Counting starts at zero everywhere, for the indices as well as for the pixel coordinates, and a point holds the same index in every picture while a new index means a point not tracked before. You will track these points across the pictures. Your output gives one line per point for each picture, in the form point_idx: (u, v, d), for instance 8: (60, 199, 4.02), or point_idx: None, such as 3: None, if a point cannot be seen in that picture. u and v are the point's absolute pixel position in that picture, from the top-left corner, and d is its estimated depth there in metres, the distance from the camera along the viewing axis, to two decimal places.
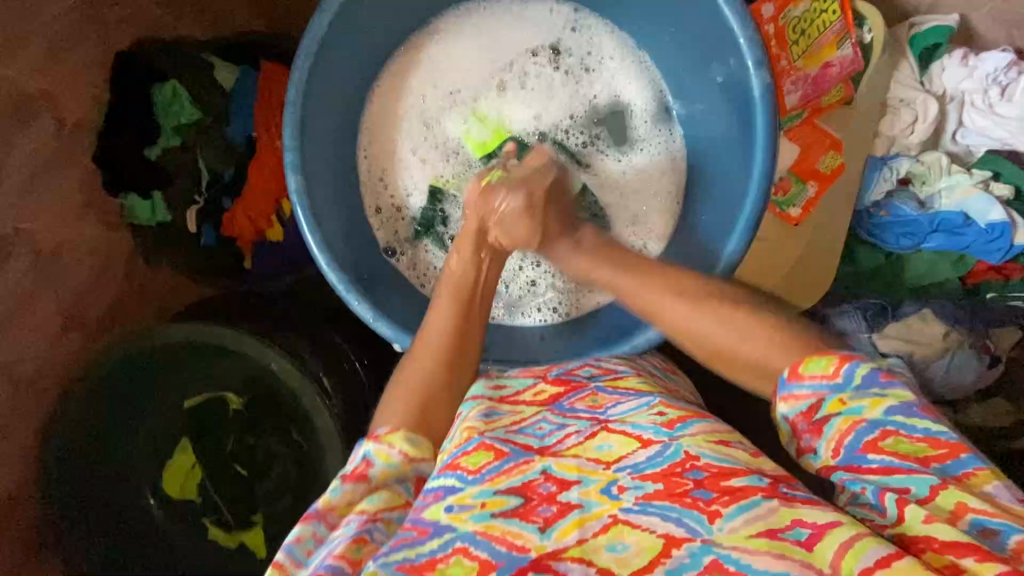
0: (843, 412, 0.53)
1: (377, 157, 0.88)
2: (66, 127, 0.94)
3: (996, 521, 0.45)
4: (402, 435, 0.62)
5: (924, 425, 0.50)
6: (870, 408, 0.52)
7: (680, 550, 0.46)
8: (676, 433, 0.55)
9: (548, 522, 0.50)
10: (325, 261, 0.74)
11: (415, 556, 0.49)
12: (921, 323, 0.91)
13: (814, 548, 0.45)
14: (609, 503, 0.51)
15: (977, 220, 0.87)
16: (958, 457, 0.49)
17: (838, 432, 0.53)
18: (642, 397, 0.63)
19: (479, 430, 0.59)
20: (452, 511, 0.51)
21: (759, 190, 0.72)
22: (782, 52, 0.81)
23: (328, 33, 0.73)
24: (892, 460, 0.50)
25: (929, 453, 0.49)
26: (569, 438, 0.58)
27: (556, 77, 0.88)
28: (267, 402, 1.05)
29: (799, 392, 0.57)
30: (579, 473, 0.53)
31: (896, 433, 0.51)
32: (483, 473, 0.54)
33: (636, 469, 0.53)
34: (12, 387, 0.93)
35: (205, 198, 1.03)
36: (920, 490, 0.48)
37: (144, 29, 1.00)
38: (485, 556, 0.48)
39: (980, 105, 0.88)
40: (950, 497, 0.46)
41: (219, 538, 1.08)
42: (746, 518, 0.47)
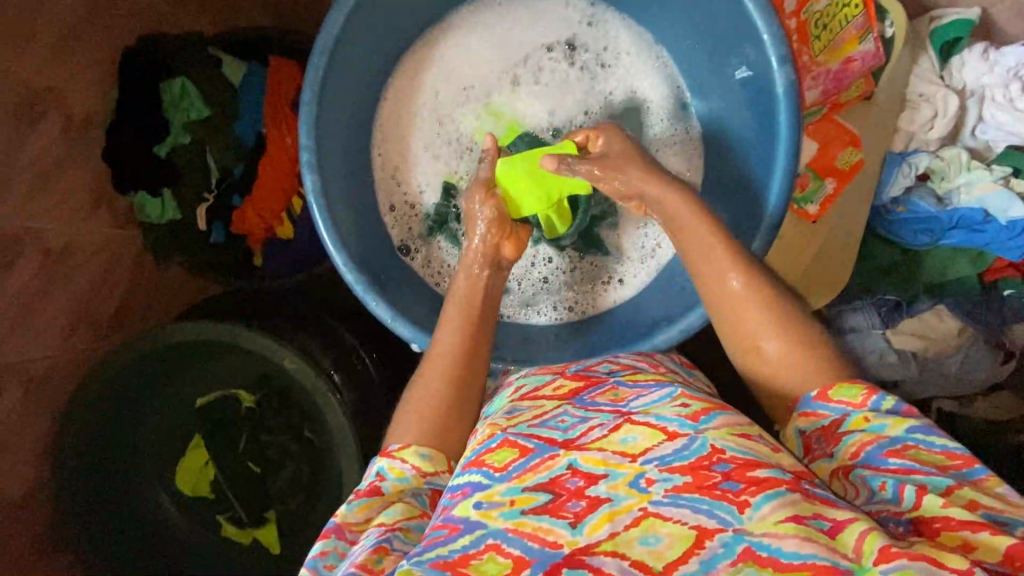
0: (867, 427, 0.54)
1: (390, 154, 0.87)
2: (75, 124, 0.93)
3: (1007, 515, 0.46)
4: (413, 449, 0.62)
5: (942, 441, 0.52)
6: (891, 425, 0.54)
7: (713, 541, 0.46)
8: (701, 426, 0.54)
9: (578, 517, 0.50)
10: (342, 260, 0.74)
11: (448, 553, 0.49)
12: (934, 318, 0.92)
13: (836, 536, 0.45)
14: (638, 496, 0.50)
15: (997, 216, 0.87)
16: (973, 465, 0.50)
17: (859, 442, 0.54)
18: (664, 389, 0.62)
19: (502, 427, 0.60)
20: (481, 508, 0.52)
21: (780, 191, 0.71)
22: (804, 47, 0.79)
23: (344, 30, 0.72)
24: (913, 463, 0.51)
25: (946, 463, 0.51)
26: (593, 431, 0.57)
27: (572, 73, 0.87)
28: (281, 402, 1.06)
29: (821, 411, 0.58)
30: (606, 466, 0.53)
31: (916, 447, 0.52)
32: (509, 470, 0.54)
33: (663, 461, 0.52)
34: (24, 388, 0.92)
35: (215, 195, 1.02)
36: (937, 485, 0.49)
37: (151, 24, 0.99)
38: (518, 553, 0.48)
39: (1000, 100, 0.87)
40: (965, 493, 0.48)
41: (232, 534, 1.09)
42: (773, 505, 0.46)
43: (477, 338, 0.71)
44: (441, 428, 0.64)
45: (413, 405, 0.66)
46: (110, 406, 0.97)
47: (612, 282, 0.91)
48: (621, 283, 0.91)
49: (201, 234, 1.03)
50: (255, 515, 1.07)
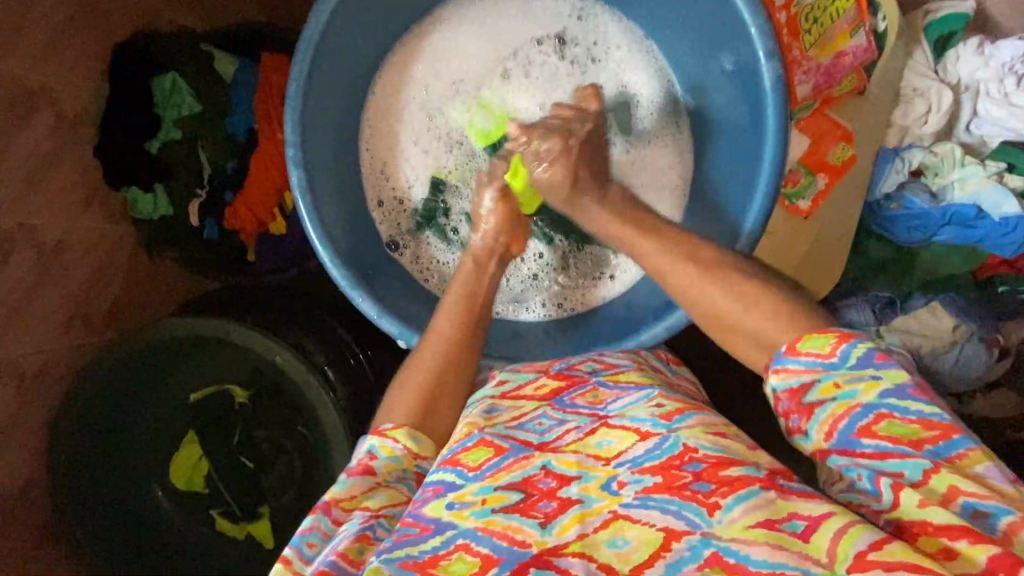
0: (837, 396, 0.51)
1: (379, 149, 0.87)
2: (66, 121, 0.93)
3: (987, 503, 0.44)
4: (405, 431, 0.62)
5: (918, 407, 0.48)
6: (864, 391, 0.50)
7: (680, 543, 0.46)
8: (674, 425, 0.54)
9: (548, 518, 0.50)
10: (328, 256, 0.74)
11: (417, 553, 0.49)
12: (930, 315, 0.90)
13: (811, 539, 0.44)
14: (609, 498, 0.51)
15: (990, 213, 0.86)
16: (950, 438, 0.47)
17: (832, 416, 0.51)
18: (642, 390, 0.62)
19: (480, 426, 0.60)
20: (453, 509, 0.52)
21: (768, 186, 0.71)
22: (793, 42, 0.77)
23: (329, 24, 0.72)
24: (888, 445, 0.48)
25: (923, 435, 0.47)
26: (568, 434, 0.58)
27: (562, 67, 0.86)
28: (273, 399, 1.06)
29: (792, 367, 0.55)
30: (579, 468, 0.54)
31: (889, 416, 0.49)
32: (483, 470, 0.54)
33: (636, 463, 0.53)
34: (18, 385, 0.93)
35: (208, 190, 1.03)
36: (913, 473, 0.46)
37: (142, 19, 0.99)
38: (486, 552, 0.48)
39: (995, 94, 0.86)
40: (942, 480, 0.45)
41: (225, 529, 1.10)
42: (744, 508, 0.46)
43: (460, 336, 0.71)
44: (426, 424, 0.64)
45: (398, 399, 0.66)
46: (104, 401, 0.97)
47: (602, 278, 0.91)
48: (612, 279, 0.91)
49: (194, 231, 1.04)
50: (249, 510, 1.08)
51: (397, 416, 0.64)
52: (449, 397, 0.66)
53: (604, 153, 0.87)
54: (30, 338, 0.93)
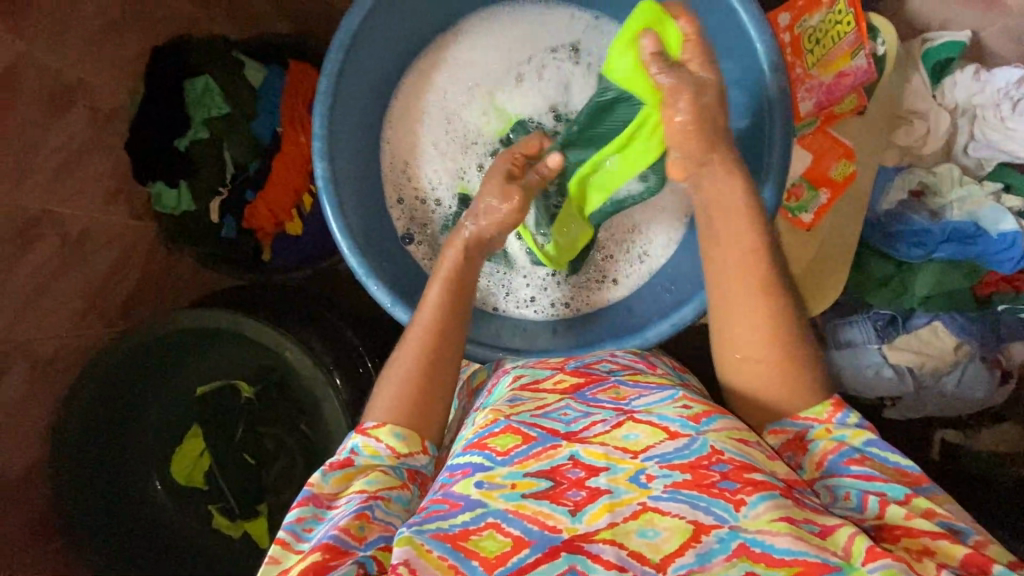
0: (831, 437, 0.59)
1: (399, 149, 0.91)
2: (101, 116, 0.97)
3: (957, 524, 0.51)
4: (388, 430, 0.63)
5: (896, 456, 0.57)
6: (852, 436, 0.59)
7: (709, 536, 0.47)
8: (702, 428, 0.55)
9: (578, 506, 0.51)
10: (347, 244, 0.76)
11: (448, 527, 0.50)
12: (931, 335, 0.93)
13: (827, 536, 0.48)
14: (638, 490, 0.51)
15: (989, 229, 0.87)
16: (923, 481, 0.55)
17: (824, 451, 0.58)
18: (665, 390, 0.63)
19: (505, 414, 0.61)
20: (482, 487, 0.52)
21: (775, 188, 0.73)
22: (796, 60, 0.85)
23: (362, 26, 0.76)
24: (873, 471, 0.55)
25: (901, 476, 0.55)
26: (595, 425, 0.58)
27: (578, 74, 0.90)
28: (280, 392, 1.08)
29: (789, 427, 0.61)
30: (607, 460, 0.54)
31: (873, 460, 0.57)
32: (512, 456, 0.55)
33: (664, 458, 0.53)
34: (31, 366, 0.94)
35: (229, 189, 1.07)
36: (897, 493, 0.53)
37: (180, 26, 1.05)
38: (518, 534, 0.49)
39: (992, 119, 0.88)
40: (922, 502, 0.52)
41: (221, 525, 1.09)
42: (768, 505, 0.49)
43: (457, 327, 0.71)
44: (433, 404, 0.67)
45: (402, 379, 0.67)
46: (112, 390, 0.98)
47: (608, 279, 0.93)
48: (615, 283, 0.93)
49: (214, 227, 1.08)
50: (246, 508, 1.07)
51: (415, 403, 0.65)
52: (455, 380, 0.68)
53: None
54: (47, 321, 0.95)
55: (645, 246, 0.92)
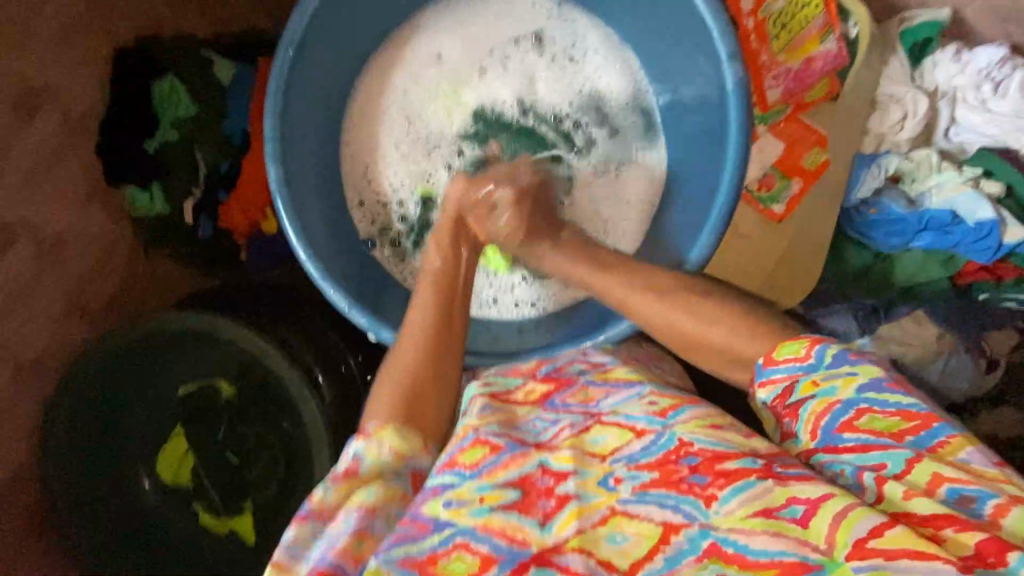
0: (818, 394, 0.57)
1: (358, 153, 0.89)
2: (71, 120, 0.97)
3: (972, 489, 0.46)
4: (392, 431, 0.61)
5: (897, 401, 0.53)
6: (842, 388, 0.56)
7: (678, 535, 0.48)
8: (669, 422, 0.58)
9: (548, 516, 0.52)
10: (302, 249, 0.75)
11: (416, 552, 0.50)
12: (914, 324, 0.89)
13: (808, 524, 0.46)
14: (606, 495, 0.52)
15: (965, 219, 0.86)
16: (930, 427, 0.51)
17: (814, 414, 0.56)
18: (633, 387, 0.65)
19: (474, 426, 0.61)
20: (451, 506, 0.52)
21: (733, 176, 0.72)
22: (761, 47, 0.81)
23: (310, 25, 0.74)
24: (868, 438, 0.52)
25: (904, 427, 0.51)
26: (562, 432, 0.61)
27: (541, 67, 0.88)
28: (260, 391, 1.08)
29: (774, 376, 0.61)
30: (576, 465, 0.56)
31: (870, 412, 0.53)
32: (481, 468, 0.56)
33: (631, 459, 0.55)
34: (13, 370, 0.95)
35: (202, 190, 1.06)
36: (896, 464, 0.49)
37: (146, 25, 1.03)
38: (486, 551, 0.49)
39: (973, 100, 0.87)
40: (925, 469, 0.48)
41: (208, 522, 1.11)
42: (740, 498, 0.48)
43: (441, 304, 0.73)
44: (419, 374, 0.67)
45: (401, 355, 0.70)
46: (92, 393, 0.99)
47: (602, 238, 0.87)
48: None
49: (189, 227, 1.08)
50: (231, 505, 1.10)
51: (375, 414, 0.65)
52: (439, 356, 0.70)
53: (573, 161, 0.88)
54: (28, 326, 0.96)
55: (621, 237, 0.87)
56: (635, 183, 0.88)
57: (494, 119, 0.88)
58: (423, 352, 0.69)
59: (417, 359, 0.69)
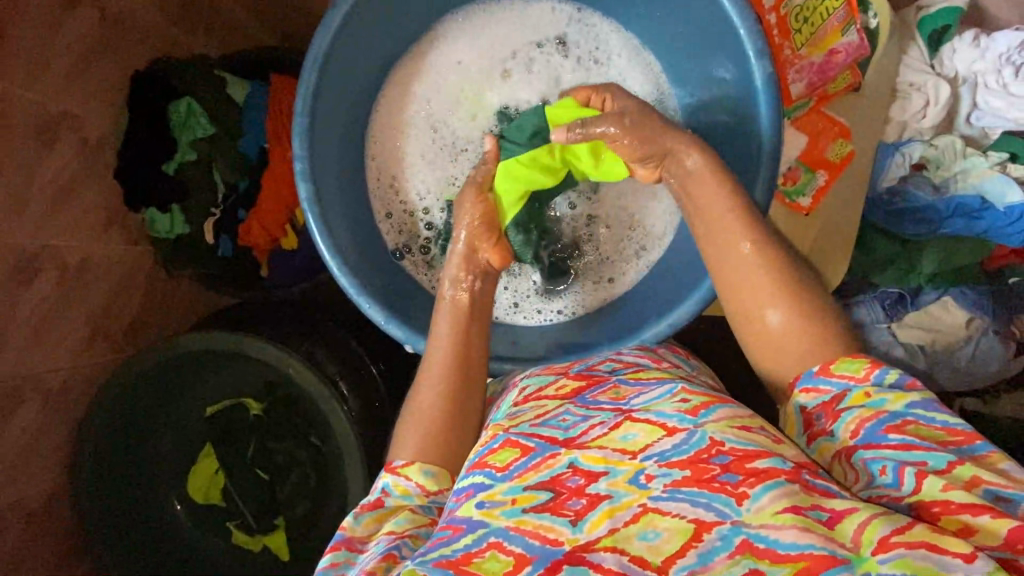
0: (867, 403, 0.53)
1: (385, 165, 0.89)
2: (89, 145, 0.96)
3: (1008, 491, 0.46)
4: (417, 468, 0.62)
5: (943, 417, 0.51)
6: (892, 400, 0.52)
7: (711, 533, 0.46)
8: (700, 420, 0.53)
9: (578, 515, 0.49)
10: (336, 265, 0.76)
11: (450, 552, 0.49)
12: (941, 310, 0.92)
13: (835, 526, 0.45)
14: (637, 492, 0.50)
15: (995, 204, 0.87)
16: (974, 442, 0.49)
17: (859, 417, 0.53)
18: (664, 384, 0.60)
19: (505, 428, 0.59)
20: (484, 507, 0.51)
21: (767, 172, 0.72)
22: (784, 41, 0.82)
23: (333, 42, 0.75)
24: (913, 439, 0.50)
25: (947, 438, 0.50)
26: (594, 429, 0.56)
27: (563, 71, 0.88)
28: (289, 409, 1.09)
29: (822, 386, 0.57)
30: (606, 464, 0.52)
31: (916, 422, 0.51)
32: (511, 470, 0.53)
33: (663, 457, 0.51)
34: (44, 398, 0.95)
35: (222, 209, 1.07)
36: (937, 463, 0.48)
37: (160, 47, 1.03)
38: (519, 551, 0.48)
39: (994, 86, 0.87)
40: (967, 469, 0.47)
41: (241, 540, 1.12)
42: (772, 496, 0.46)
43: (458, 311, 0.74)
44: (450, 382, 0.68)
45: (430, 366, 0.70)
46: (121, 419, 0.99)
47: (600, 226, 0.91)
48: (614, 281, 0.92)
49: (209, 247, 1.08)
50: (264, 522, 1.09)
51: (414, 427, 0.65)
52: (471, 364, 0.70)
53: None
54: (55, 354, 0.96)
55: (644, 239, 0.91)
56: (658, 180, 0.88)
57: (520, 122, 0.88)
58: (452, 360, 0.70)
59: (447, 367, 0.69)
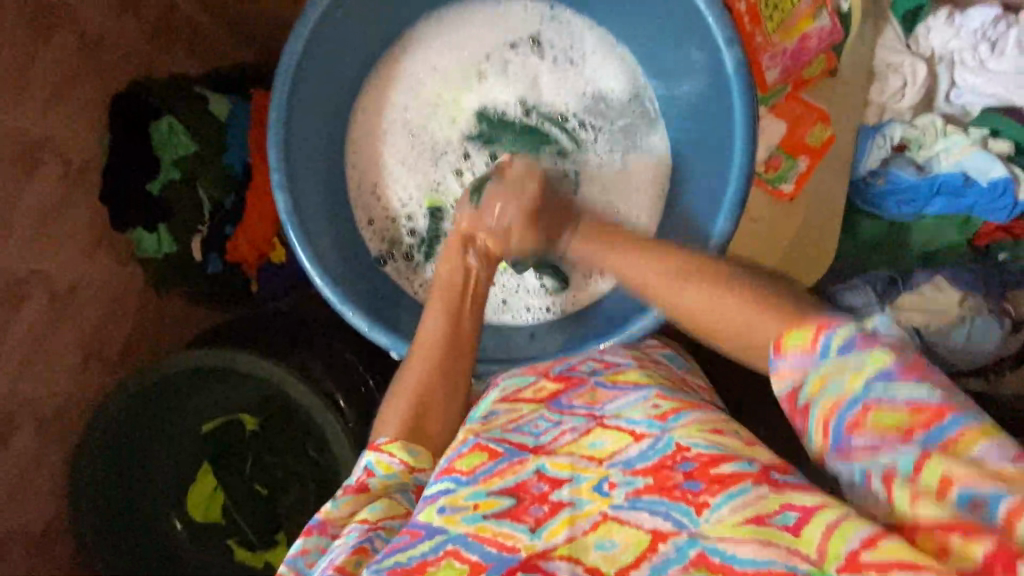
0: (824, 391, 0.48)
1: (363, 173, 0.89)
2: (73, 167, 0.97)
3: (984, 490, 0.40)
4: (401, 445, 0.62)
5: (905, 393, 0.45)
6: (849, 383, 0.47)
7: (666, 544, 0.45)
8: (669, 425, 0.54)
9: (539, 522, 0.49)
10: (318, 274, 0.76)
11: (406, 560, 0.48)
12: (934, 290, 0.89)
13: (801, 532, 0.43)
14: (599, 500, 0.50)
15: (978, 179, 0.87)
16: (942, 421, 0.43)
17: (819, 414, 0.48)
18: (640, 389, 0.61)
19: (476, 431, 0.58)
20: (445, 512, 0.50)
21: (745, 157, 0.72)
22: (756, 29, 0.78)
23: (305, 51, 0.75)
24: (875, 438, 0.45)
25: (912, 422, 0.44)
26: (564, 435, 0.57)
27: (539, 69, 0.88)
28: (284, 424, 1.08)
29: (782, 369, 0.51)
30: (572, 471, 0.52)
31: (877, 406, 0.45)
32: (477, 474, 0.53)
33: (629, 464, 0.52)
34: (38, 422, 0.95)
35: (209, 227, 1.07)
36: (905, 467, 0.43)
37: (139, 67, 1.03)
38: (476, 558, 0.47)
39: (971, 62, 0.89)
40: (935, 470, 0.42)
41: (245, 557, 1.11)
42: (733, 506, 0.45)
43: (444, 314, 0.74)
44: (436, 387, 0.68)
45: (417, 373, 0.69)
46: (116, 440, 0.98)
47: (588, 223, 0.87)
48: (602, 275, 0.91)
49: (197, 265, 1.07)
50: (265, 538, 1.09)
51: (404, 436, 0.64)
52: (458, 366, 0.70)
53: (581, 157, 0.88)
54: (48, 377, 0.96)
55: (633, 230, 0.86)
56: (641, 171, 0.87)
57: (497, 121, 0.88)
58: (435, 364, 0.70)
59: (428, 372, 0.69)
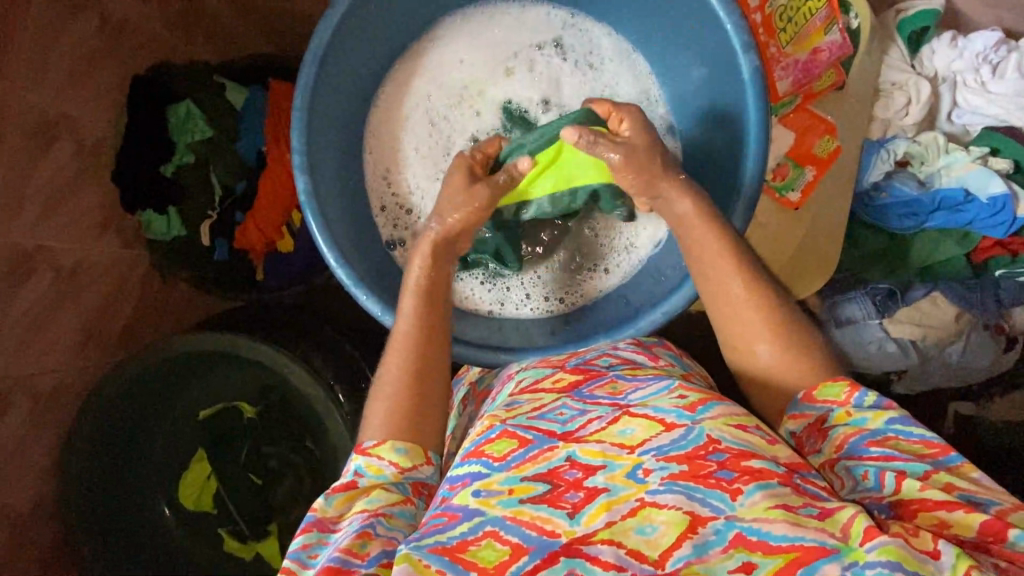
0: (849, 421, 0.56)
1: (380, 161, 0.91)
2: (87, 148, 0.97)
3: (979, 496, 0.49)
4: (389, 446, 0.62)
5: (920, 431, 0.53)
6: (872, 418, 0.55)
7: (705, 528, 0.46)
8: (698, 416, 0.53)
9: (576, 508, 0.49)
10: (332, 255, 0.77)
11: (445, 539, 0.48)
12: (932, 305, 0.94)
13: (826, 517, 0.45)
14: (635, 486, 0.49)
15: (978, 194, 0.90)
16: (950, 452, 0.52)
17: (842, 436, 0.55)
18: (661, 380, 0.61)
19: (501, 419, 0.60)
20: (480, 496, 0.51)
21: (756, 160, 0.74)
22: (771, 39, 0.82)
23: (332, 41, 0.77)
24: (892, 451, 0.53)
25: (926, 452, 0.52)
26: (591, 423, 0.57)
27: (558, 72, 0.91)
28: (283, 412, 1.07)
29: (808, 411, 0.58)
30: (604, 457, 0.52)
31: (895, 438, 0.54)
32: (508, 460, 0.54)
33: (661, 451, 0.51)
34: (33, 401, 0.94)
35: (219, 212, 1.08)
36: (915, 470, 0.51)
37: (158, 54, 1.03)
38: (516, 540, 0.47)
39: (972, 84, 0.93)
40: (942, 477, 0.50)
41: (233, 548, 1.10)
42: (763, 493, 0.46)
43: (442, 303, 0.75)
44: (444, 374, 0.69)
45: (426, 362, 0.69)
46: (113, 422, 0.97)
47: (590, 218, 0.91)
48: (608, 273, 0.92)
49: (206, 250, 1.08)
50: (257, 529, 1.09)
51: (412, 421, 0.64)
52: None
53: None
54: (46, 355, 0.95)
55: (636, 233, 0.92)
56: None
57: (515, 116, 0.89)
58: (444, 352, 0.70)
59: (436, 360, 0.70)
